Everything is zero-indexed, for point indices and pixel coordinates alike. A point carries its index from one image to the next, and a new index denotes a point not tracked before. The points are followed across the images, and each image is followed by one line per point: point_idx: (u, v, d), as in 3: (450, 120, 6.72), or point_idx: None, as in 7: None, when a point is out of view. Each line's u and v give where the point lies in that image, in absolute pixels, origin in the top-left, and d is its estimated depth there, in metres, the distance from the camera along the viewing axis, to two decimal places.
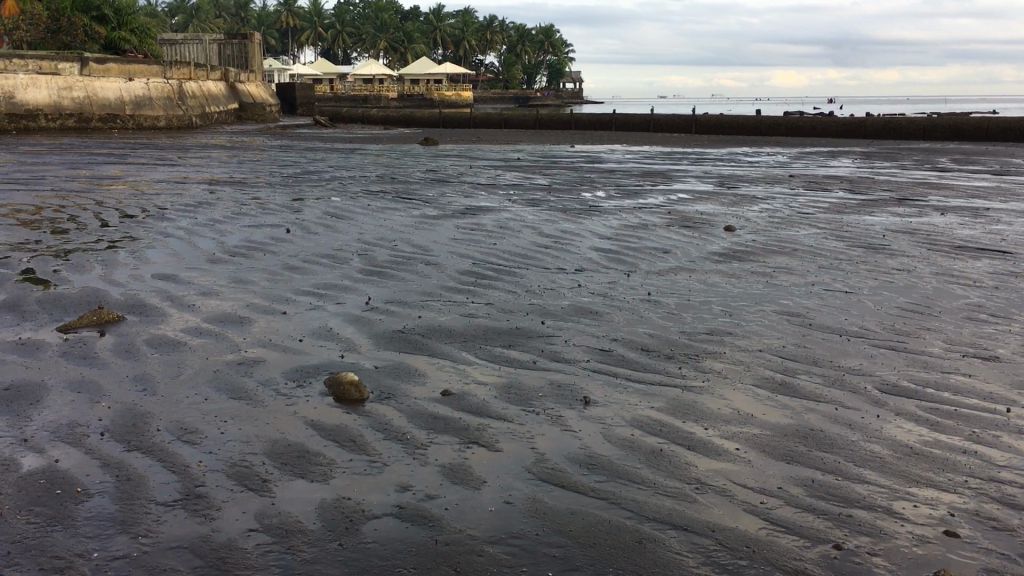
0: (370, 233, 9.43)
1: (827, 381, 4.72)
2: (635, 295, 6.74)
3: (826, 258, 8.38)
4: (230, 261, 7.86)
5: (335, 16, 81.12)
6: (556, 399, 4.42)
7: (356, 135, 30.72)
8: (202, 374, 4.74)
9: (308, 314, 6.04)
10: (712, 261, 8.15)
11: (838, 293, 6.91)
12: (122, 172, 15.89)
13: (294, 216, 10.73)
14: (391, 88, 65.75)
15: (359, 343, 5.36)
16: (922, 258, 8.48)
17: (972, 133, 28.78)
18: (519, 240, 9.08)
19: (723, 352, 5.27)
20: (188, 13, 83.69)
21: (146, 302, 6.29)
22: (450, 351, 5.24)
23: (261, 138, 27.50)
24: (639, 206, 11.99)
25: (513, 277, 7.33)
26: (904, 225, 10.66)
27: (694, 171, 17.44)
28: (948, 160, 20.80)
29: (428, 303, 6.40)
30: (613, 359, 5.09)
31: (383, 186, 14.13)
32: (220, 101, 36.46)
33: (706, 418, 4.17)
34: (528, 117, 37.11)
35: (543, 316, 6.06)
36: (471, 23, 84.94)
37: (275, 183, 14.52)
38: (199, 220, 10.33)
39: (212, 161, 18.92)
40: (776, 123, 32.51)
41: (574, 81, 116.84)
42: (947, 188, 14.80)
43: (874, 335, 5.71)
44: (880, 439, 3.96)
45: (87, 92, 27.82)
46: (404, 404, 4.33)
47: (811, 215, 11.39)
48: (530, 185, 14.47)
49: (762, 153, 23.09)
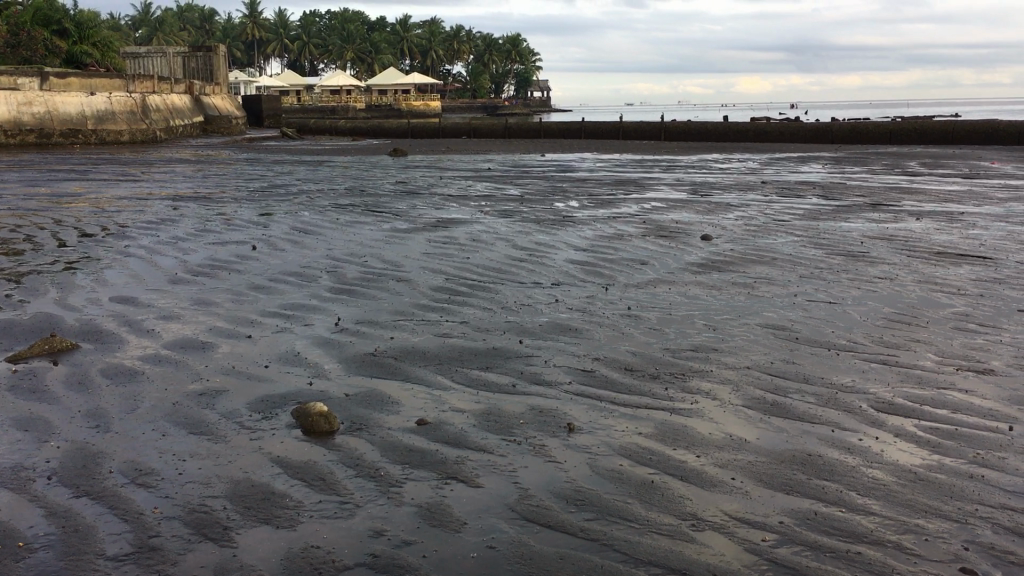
0: (339, 249, 9.16)
1: (821, 400, 4.52)
2: (615, 310, 6.52)
3: (807, 267, 8.22)
4: (193, 281, 7.55)
5: (300, 28, 80.58)
6: (539, 426, 4.17)
7: (324, 147, 30.35)
8: (160, 407, 4.45)
9: (275, 338, 5.76)
10: (691, 272, 7.96)
11: (821, 304, 6.73)
12: (83, 188, 15.48)
13: (260, 232, 10.42)
14: (359, 99, 65.37)
15: (329, 368, 5.09)
16: (902, 265, 8.35)
17: (938, 137, 29.01)
18: (493, 254, 8.84)
19: (710, 370, 5.05)
20: (151, 26, 82.76)
21: (102, 328, 5.97)
22: (425, 375, 4.98)
23: (226, 151, 27.09)
24: (613, 216, 11.80)
25: (488, 293, 7.09)
26: (880, 231, 10.54)
27: (666, 179, 17.31)
28: (917, 165, 20.88)
29: (400, 322, 6.14)
30: (596, 380, 4.85)
31: (351, 198, 13.86)
32: (184, 114, 35.90)
33: (698, 444, 3.94)
34: (497, 126, 36.95)
35: (521, 334, 5.82)
36: (438, 33, 84.82)
37: (241, 197, 14.18)
38: (161, 238, 9.99)
39: (176, 175, 18.50)
40: (745, 129, 32.57)
41: (543, 91, 117.15)
42: (920, 193, 14.76)
43: (863, 348, 5.52)
44: (881, 464, 3.75)
45: (47, 106, 27.23)
46: (376, 436, 4.06)
47: (787, 222, 11.26)
48: (502, 195, 14.26)
49: (733, 159, 23.05)
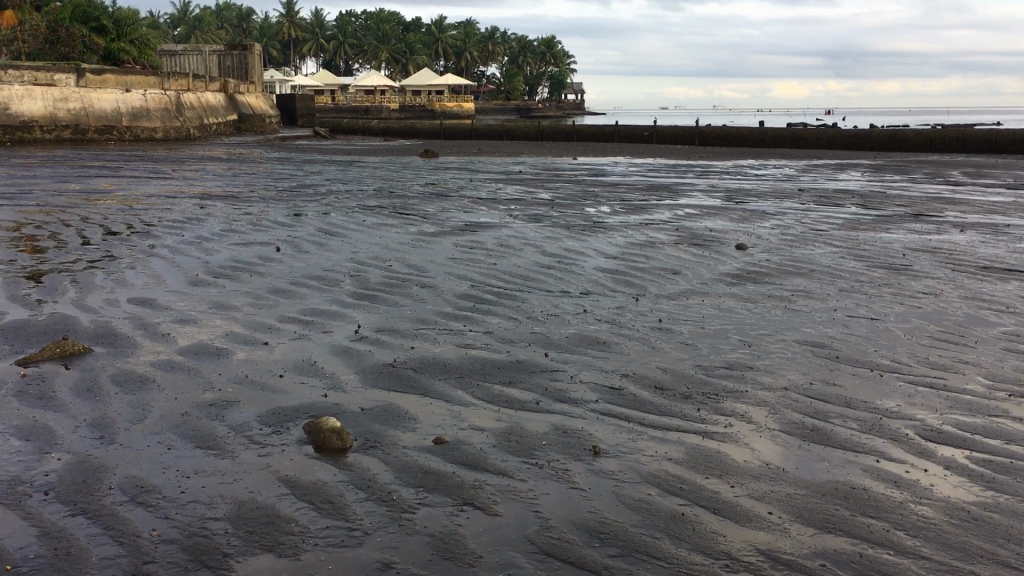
0: (364, 252, 8.98)
1: (864, 427, 4.24)
2: (646, 322, 6.27)
3: (846, 280, 7.91)
4: (213, 283, 7.41)
5: (336, 28, 80.96)
6: (562, 448, 3.94)
7: (355, 147, 30.33)
8: (168, 419, 4.27)
9: (292, 345, 5.58)
10: (725, 283, 7.69)
11: (862, 320, 6.43)
12: (112, 185, 15.49)
13: (286, 233, 10.28)
14: (393, 99, 65.50)
15: (346, 380, 4.89)
16: (947, 280, 8.00)
17: (980, 144, 28.35)
18: (521, 260, 8.61)
19: (745, 390, 4.78)
20: (190, 26, 83.62)
21: (116, 331, 5.82)
22: (444, 389, 4.76)
23: (259, 150, 27.11)
24: (645, 223, 11.54)
25: (514, 301, 6.87)
26: (923, 243, 10.18)
27: (700, 185, 17.00)
28: (959, 174, 20.34)
29: (423, 331, 5.94)
30: (624, 399, 4.61)
31: (380, 200, 13.71)
32: (219, 112, 36.08)
33: (732, 472, 3.69)
34: (530, 129, 36.75)
35: (548, 346, 5.58)
36: (473, 34, 84.83)
37: (269, 197, 14.10)
38: (186, 237, 9.88)
39: (207, 173, 18.49)
40: (781, 134, 32.07)
41: (577, 93, 116.92)
42: (963, 203, 14.33)
43: (908, 370, 5.23)
44: (931, 501, 3.47)
45: (83, 103, 27.45)
46: (390, 455, 3.85)
47: (825, 232, 10.92)
48: (532, 199, 14.04)
49: (768, 165, 22.65)
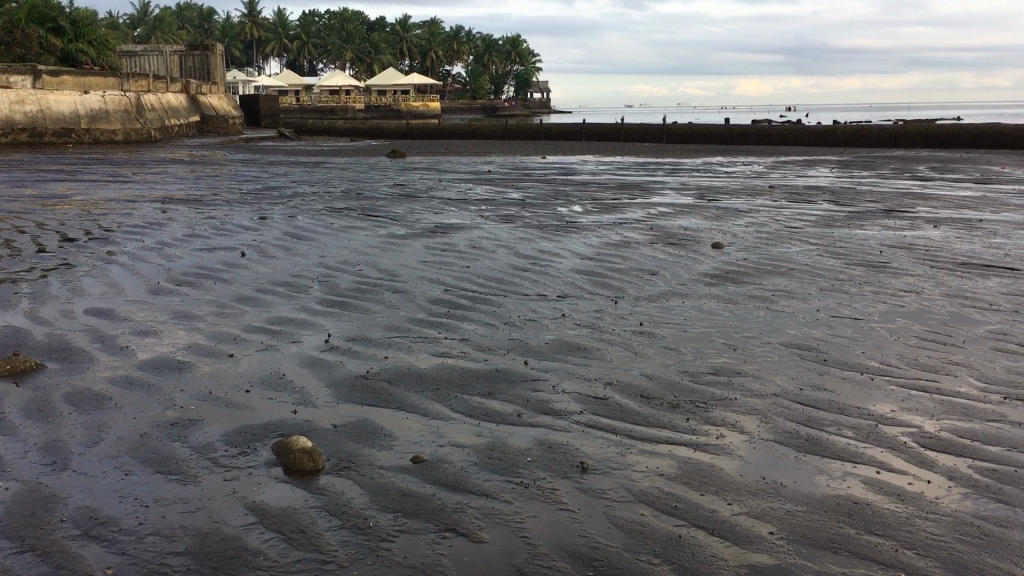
0: (333, 256, 8.70)
1: (860, 436, 4.07)
2: (627, 326, 6.07)
3: (827, 278, 7.78)
4: (175, 292, 7.10)
5: (300, 27, 80.11)
6: (548, 465, 3.73)
7: (321, 147, 29.90)
8: (127, 441, 4.00)
9: (259, 357, 5.32)
10: (704, 283, 7.53)
11: (847, 321, 6.28)
12: (70, 189, 15.04)
13: (251, 237, 9.97)
14: (358, 99, 64.91)
15: (317, 394, 4.64)
16: (926, 277, 7.90)
17: (944, 140, 28.58)
18: (494, 262, 8.40)
19: (734, 397, 4.60)
20: (151, 26, 82.35)
21: (71, 345, 5.51)
22: (421, 402, 4.53)
23: (223, 152, 26.59)
24: (618, 222, 11.36)
25: (490, 306, 6.64)
26: (899, 239, 10.10)
27: (672, 183, 16.87)
28: (926, 169, 20.45)
29: (395, 340, 5.70)
30: (610, 409, 4.41)
31: (347, 202, 13.42)
32: (180, 114, 35.42)
33: (728, 488, 3.50)
34: (497, 128, 36.51)
35: (527, 354, 5.37)
36: (438, 33, 84.36)
37: (233, 200, 13.75)
38: (147, 243, 9.54)
39: (168, 176, 18.03)
40: (748, 132, 32.11)
41: (543, 92, 116.84)
42: (934, 199, 14.33)
43: (898, 373, 5.07)
44: (938, 515, 3.30)
45: (39, 105, 26.76)
46: (365, 477, 3.61)
47: (800, 229, 10.81)
48: (503, 199, 13.83)
49: (737, 163, 22.62)
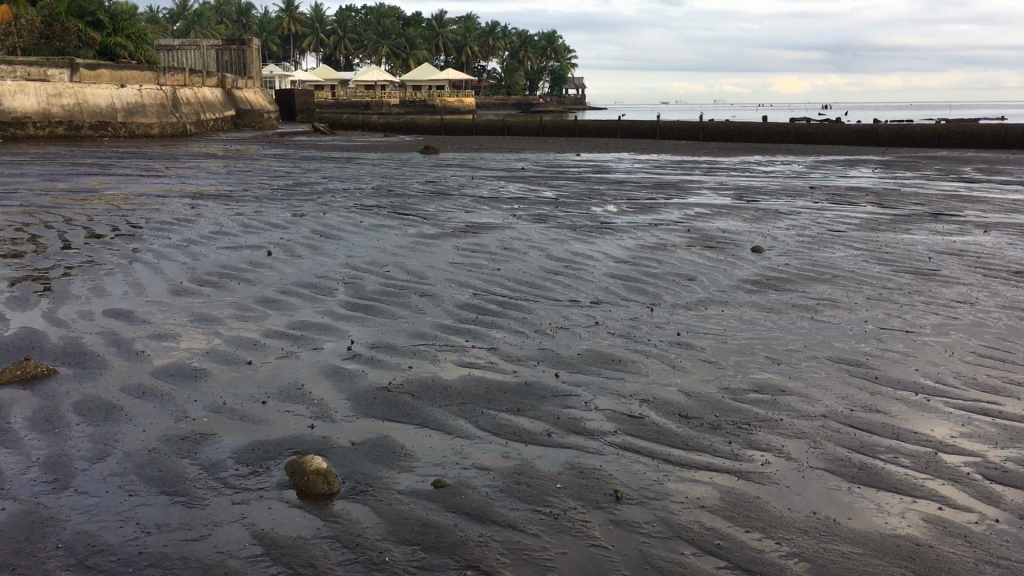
0: (360, 256, 8.49)
1: (919, 466, 3.76)
2: (663, 337, 5.78)
3: (873, 287, 7.41)
4: (197, 293, 6.92)
5: (336, 22, 80.30)
6: (578, 492, 3.46)
7: (354, 142, 29.79)
8: (135, 457, 3.78)
9: (278, 365, 5.10)
10: (744, 290, 7.20)
11: (896, 333, 5.93)
12: (102, 184, 15.01)
13: (278, 235, 9.80)
14: (393, 94, 64.89)
15: (336, 407, 4.40)
16: (980, 286, 7.50)
17: (989, 140, 27.83)
18: (525, 264, 8.14)
19: (779, 418, 4.29)
20: (189, 21, 82.97)
21: (85, 349, 5.33)
22: (446, 417, 4.27)
23: (256, 146, 26.56)
24: (653, 223, 11.05)
25: (520, 312, 6.38)
26: (947, 245, 9.67)
27: (709, 183, 16.49)
28: (972, 170, 19.87)
29: (421, 349, 5.44)
30: (646, 429, 4.12)
31: (377, 199, 13.23)
32: (216, 108, 35.52)
33: (777, 526, 3.21)
34: (532, 124, 36.23)
35: (558, 366, 5.09)
36: (474, 28, 84.23)
37: (263, 196, 13.62)
38: (173, 241, 9.39)
39: (200, 171, 17.95)
40: (786, 130, 31.53)
41: (578, 88, 116.18)
42: (982, 201, 13.83)
43: (955, 393, 4.73)
44: (1011, 562, 2.99)
45: (77, 98, 26.92)
46: (382, 502, 3.37)
47: (843, 233, 10.41)
48: (536, 198, 13.57)
49: (776, 162, 22.12)
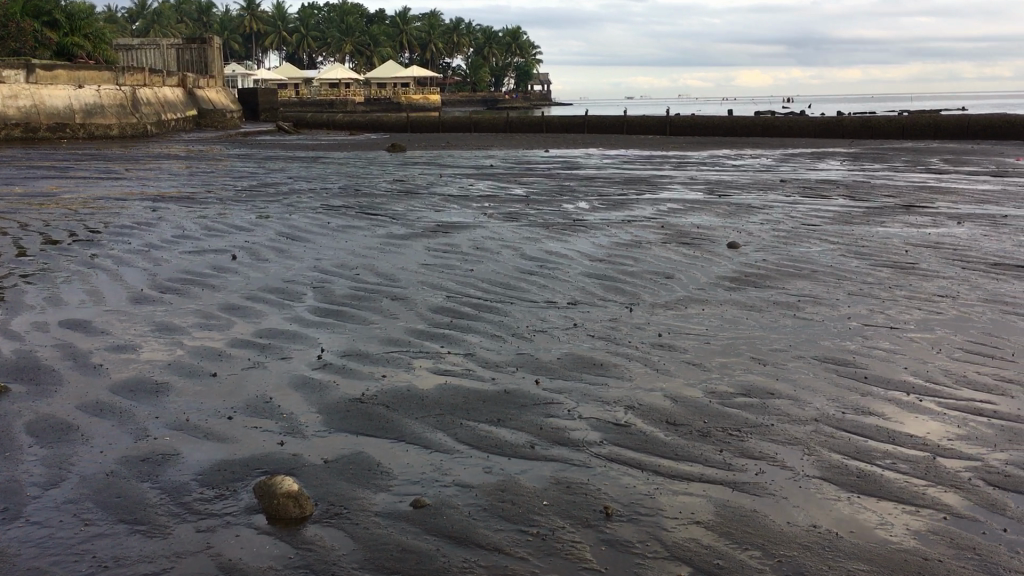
0: (328, 259, 8.25)
1: (918, 472, 3.61)
2: (644, 338, 5.62)
3: (854, 281, 7.31)
4: (159, 300, 6.64)
5: (299, 20, 79.49)
6: (567, 510, 3.27)
7: (320, 142, 29.43)
8: (92, 482, 3.53)
9: (244, 377, 4.86)
10: (723, 288, 7.06)
11: (881, 330, 5.82)
12: (60, 187, 14.57)
13: (243, 238, 9.52)
14: (358, 92, 64.32)
15: (306, 422, 4.17)
16: (959, 279, 7.42)
17: (953, 130, 28.08)
18: (499, 264, 7.94)
19: (770, 424, 4.13)
20: (148, 19, 81.53)
21: (40, 363, 5.05)
22: (423, 430, 4.07)
23: (219, 146, 26.08)
24: (627, 220, 10.89)
25: (496, 315, 6.18)
26: (922, 237, 9.62)
27: (679, 178, 16.41)
28: (939, 161, 19.97)
29: (394, 356, 5.23)
30: (634, 439, 3.94)
31: (344, 199, 12.97)
32: (177, 108, 34.91)
33: (778, 543, 3.04)
34: (498, 121, 36.02)
35: (538, 372, 4.90)
36: (438, 24, 83.80)
37: (227, 197, 13.29)
38: (134, 246, 9.08)
39: (161, 173, 17.54)
40: (753, 123, 31.61)
41: (544, 84, 116.21)
42: (952, 192, 13.84)
43: (947, 392, 4.61)
44: None
45: (33, 100, 26.28)
46: (358, 527, 3.15)
47: (818, 227, 10.33)
48: (507, 195, 13.38)
49: (745, 156, 22.13)
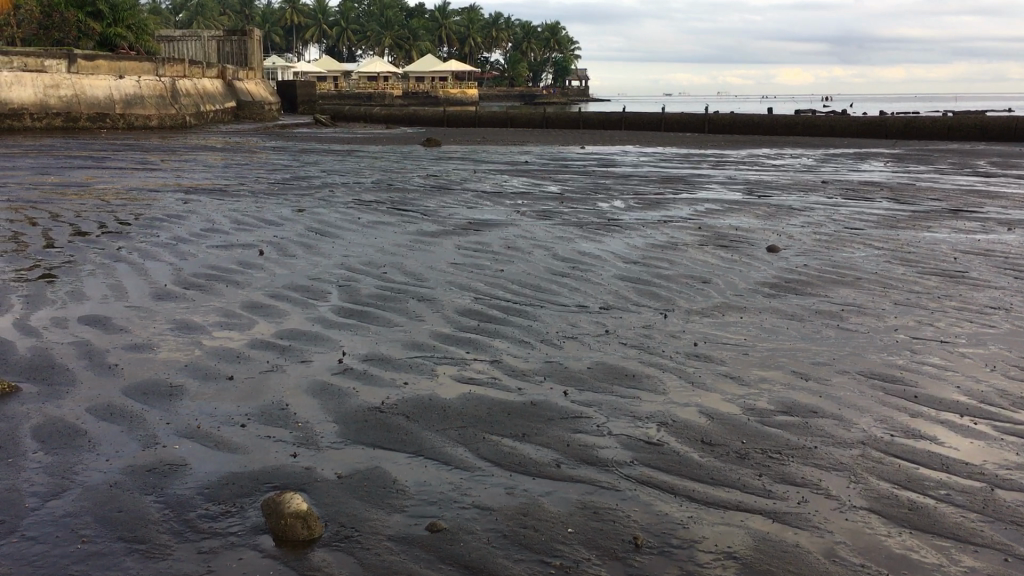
0: (356, 256, 8.08)
1: (975, 506, 3.32)
2: (679, 347, 5.36)
3: (900, 290, 6.98)
4: (181, 297, 6.51)
5: (339, 13, 79.74)
6: (592, 540, 3.05)
7: (356, 135, 29.39)
8: (96, 493, 3.37)
9: (261, 381, 4.69)
10: (763, 294, 6.78)
11: (931, 344, 5.50)
12: (95, 178, 14.61)
13: (272, 233, 9.39)
14: (396, 86, 64.37)
15: (322, 433, 3.98)
16: (1013, 290, 7.06)
17: (1000, 132, 27.35)
18: (530, 265, 7.72)
19: (813, 446, 3.86)
20: (191, 11, 82.33)
21: (54, 362, 4.92)
22: (443, 444, 3.86)
23: (256, 139, 26.14)
24: (663, 220, 10.61)
25: (525, 319, 5.97)
26: (972, 244, 9.23)
27: (718, 177, 16.06)
28: (986, 164, 19.40)
29: (418, 362, 5.02)
30: (666, 459, 3.70)
31: (376, 194, 12.83)
32: (216, 99, 35.07)
33: None
34: (535, 116, 35.76)
35: (566, 383, 4.67)
36: (477, 19, 83.63)
37: (259, 191, 13.20)
38: (162, 239, 8.98)
39: (196, 164, 17.52)
40: (794, 122, 31.04)
41: (582, 80, 115.66)
42: (1001, 197, 13.37)
43: (1005, 414, 4.30)
44: None
45: (74, 89, 26.48)
46: (368, 553, 2.95)
47: (861, 231, 9.97)
48: (541, 192, 13.17)
49: (785, 155, 21.65)
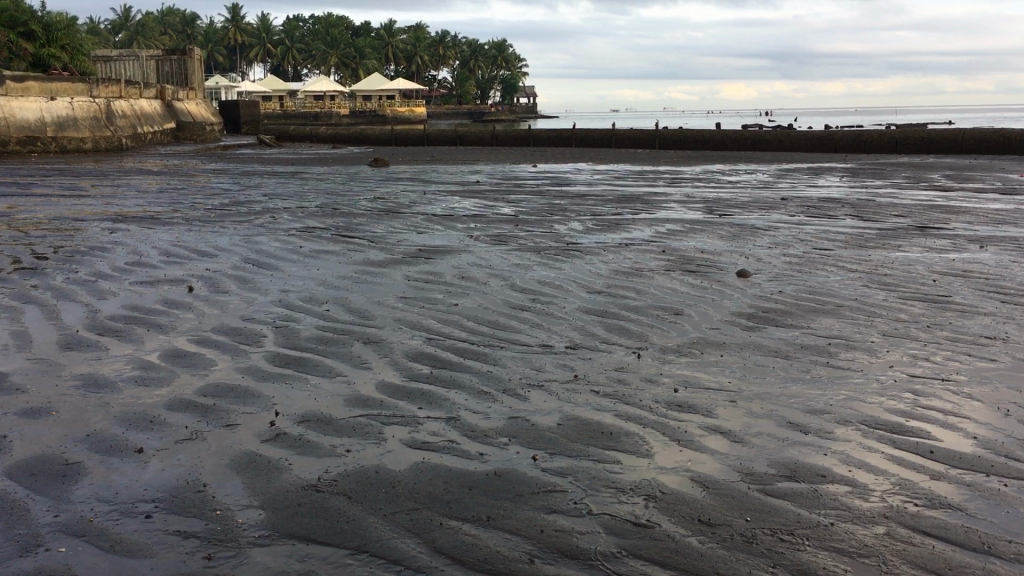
0: (296, 291, 7.37)
1: None
2: (658, 395, 4.77)
3: (885, 319, 6.49)
4: (94, 345, 5.76)
5: (283, 32, 78.54)
6: None
7: (300, 155, 28.54)
8: None
9: (176, 453, 3.97)
10: (741, 328, 6.23)
11: (934, 384, 4.99)
12: (17, 206, 13.63)
13: (205, 266, 8.63)
14: (342, 105, 63.39)
15: (244, 525, 3.28)
16: (1003, 317, 6.61)
17: (947, 145, 27.46)
18: (487, 298, 7.08)
19: (831, 524, 3.27)
20: (131, 32, 80.22)
21: None
22: (392, 536, 3.19)
23: (195, 161, 25.12)
24: (624, 243, 10.07)
25: (484, 364, 5.32)
26: (948, 263, 8.85)
27: (674, 194, 15.65)
28: (940, 177, 19.30)
29: (362, 422, 4.35)
30: (660, 548, 3.09)
31: (320, 219, 12.13)
32: (154, 121, 33.93)
33: None
34: (484, 134, 35.27)
35: (535, 445, 4.04)
36: (424, 38, 83.17)
37: (194, 218, 12.39)
38: (81, 275, 8.16)
39: (130, 189, 16.60)
40: (744, 137, 30.95)
41: (529, 96, 115.80)
42: (963, 212, 13.10)
43: None
44: None
45: (3, 112, 25.17)
46: None
47: (831, 251, 9.54)
48: (494, 214, 12.59)
49: (739, 170, 21.38)
